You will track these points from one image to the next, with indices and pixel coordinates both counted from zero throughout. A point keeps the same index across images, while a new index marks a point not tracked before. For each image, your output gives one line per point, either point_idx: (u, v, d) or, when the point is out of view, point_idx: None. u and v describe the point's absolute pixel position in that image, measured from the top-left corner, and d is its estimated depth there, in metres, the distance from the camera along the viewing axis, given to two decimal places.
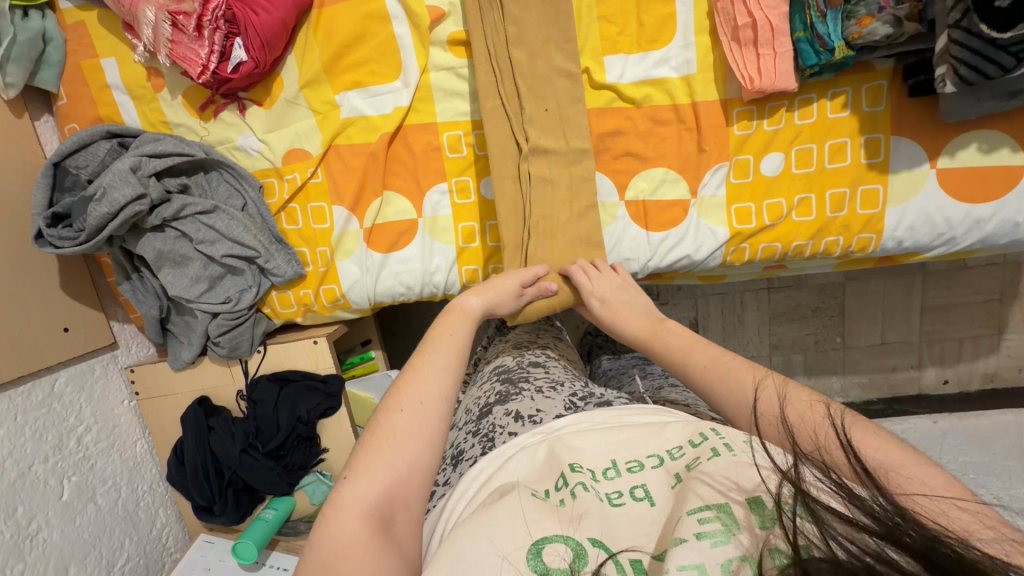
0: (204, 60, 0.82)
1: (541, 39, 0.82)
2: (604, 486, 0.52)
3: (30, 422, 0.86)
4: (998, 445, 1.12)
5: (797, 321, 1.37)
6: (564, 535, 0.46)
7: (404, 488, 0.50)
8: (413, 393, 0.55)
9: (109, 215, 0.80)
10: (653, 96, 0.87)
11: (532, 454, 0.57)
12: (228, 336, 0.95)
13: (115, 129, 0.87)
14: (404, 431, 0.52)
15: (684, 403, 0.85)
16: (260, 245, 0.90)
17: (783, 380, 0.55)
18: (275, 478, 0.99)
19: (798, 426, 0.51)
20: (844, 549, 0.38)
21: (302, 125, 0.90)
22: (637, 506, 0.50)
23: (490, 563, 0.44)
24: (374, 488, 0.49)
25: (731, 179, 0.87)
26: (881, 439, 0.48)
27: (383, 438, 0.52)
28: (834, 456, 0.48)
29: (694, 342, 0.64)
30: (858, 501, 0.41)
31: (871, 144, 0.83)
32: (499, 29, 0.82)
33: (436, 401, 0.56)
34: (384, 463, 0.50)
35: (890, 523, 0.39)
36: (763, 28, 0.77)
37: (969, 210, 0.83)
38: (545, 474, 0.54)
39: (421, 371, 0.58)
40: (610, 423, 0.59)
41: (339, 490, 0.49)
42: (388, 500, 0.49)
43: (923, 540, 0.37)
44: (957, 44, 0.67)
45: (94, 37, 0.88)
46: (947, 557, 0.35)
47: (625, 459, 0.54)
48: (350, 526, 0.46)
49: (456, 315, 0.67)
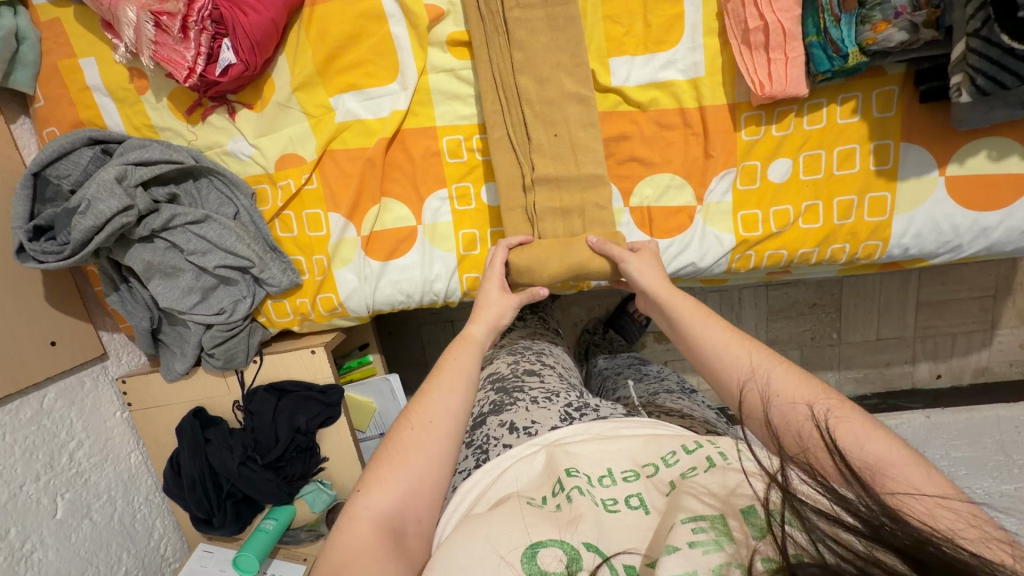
0: (190, 62, 0.77)
1: (550, 62, 0.80)
2: (600, 491, 0.50)
3: (20, 441, 0.83)
4: (988, 440, 1.13)
5: (795, 317, 1.37)
6: (559, 539, 0.44)
7: (416, 502, 0.49)
8: (425, 410, 0.54)
9: (95, 229, 0.76)
10: (659, 100, 0.84)
11: (530, 463, 0.55)
12: (224, 347, 0.93)
13: (98, 135, 0.83)
14: (417, 447, 0.51)
15: (679, 414, 0.84)
16: (254, 255, 0.87)
17: (766, 369, 0.52)
18: (275, 489, 0.97)
19: (782, 428, 0.49)
20: (833, 553, 0.37)
21: (295, 129, 0.86)
22: (631, 514, 0.48)
23: (487, 559, 0.42)
24: (384, 496, 0.48)
25: (737, 186, 0.86)
26: (870, 435, 0.45)
27: (395, 452, 0.51)
28: (820, 458, 0.46)
29: (701, 318, 0.61)
30: (845, 502, 0.40)
31: (880, 152, 0.82)
32: (505, 54, 0.80)
33: (445, 421, 0.54)
34: (398, 475, 0.49)
35: (875, 523, 0.38)
36: (775, 31, 0.75)
37: (976, 218, 0.82)
38: (543, 482, 0.52)
39: (433, 392, 0.56)
40: (607, 434, 0.58)
41: (353, 501, 0.48)
42: (400, 513, 0.48)
43: (910, 539, 0.36)
44: (976, 53, 0.66)
45: (72, 36, 0.83)
46: (935, 558, 0.35)
47: (620, 468, 0.52)
48: (360, 537, 0.45)
49: (471, 345, 0.64)
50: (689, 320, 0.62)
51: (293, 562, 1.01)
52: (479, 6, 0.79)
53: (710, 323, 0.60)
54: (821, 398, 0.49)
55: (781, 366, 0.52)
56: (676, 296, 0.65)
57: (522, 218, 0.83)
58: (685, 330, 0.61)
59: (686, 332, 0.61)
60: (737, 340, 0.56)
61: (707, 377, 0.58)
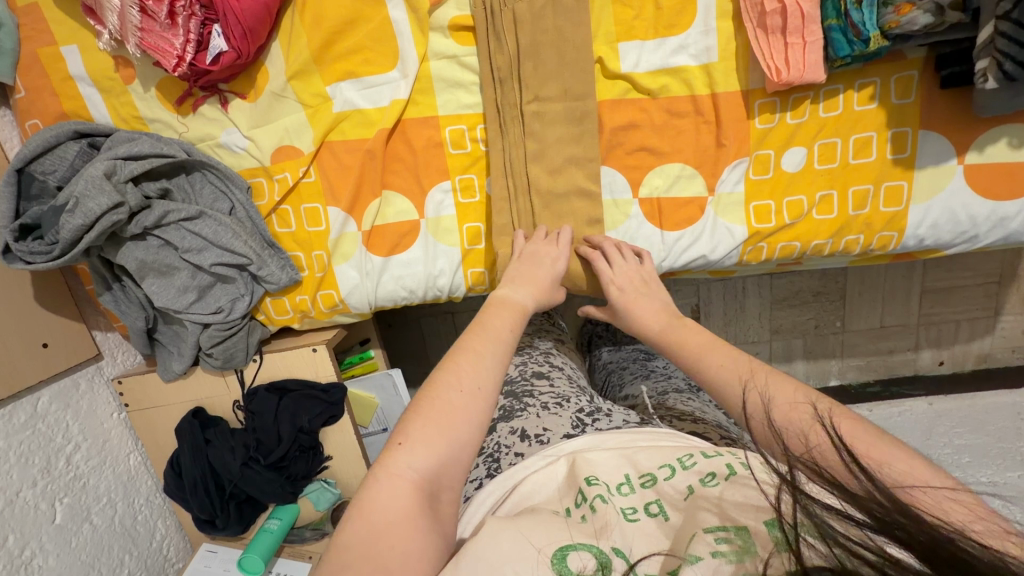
0: (179, 50, 0.74)
1: (563, 155, 0.82)
2: (620, 500, 0.47)
3: (15, 447, 0.81)
4: (992, 426, 1.12)
5: (799, 305, 1.36)
6: (589, 544, 0.42)
7: (456, 468, 0.47)
8: (473, 374, 0.52)
9: (84, 227, 0.73)
10: (670, 87, 0.81)
11: (550, 473, 0.53)
12: (222, 347, 0.90)
13: (83, 128, 0.80)
14: (462, 411, 0.49)
15: (690, 417, 0.79)
16: (252, 252, 0.84)
17: (766, 377, 0.52)
18: (279, 489, 0.96)
19: (785, 428, 0.48)
20: (846, 552, 0.35)
21: (291, 119, 0.82)
22: (651, 522, 0.45)
23: (501, 548, 0.41)
24: (431, 459, 0.46)
25: (751, 176, 0.83)
26: (884, 441, 0.44)
27: (438, 412, 0.49)
28: (827, 455, 0.45)
29: (702, 346, 0.59)
30: (855, 498, 0.39)
31: (897, 139, 0.79)
32: (520, 142, 0.82)
33: (490, 386, 0.52)
34: (441, 434, 0.47)
35: (887, 519, 0.36)
36: (793, 15, 0.72)
37: (994, 208, 0.80)
38: (566, 493, 0.50)
39: (479, 351, 0.55)
40: (622, 440, 0.56)
41: (391, 457, 0.46)
42: (437, 477, 0.45)
43: (925, 537, 0.34)
44: (1005, 37, 0.63)
45: (51, 22, 0.79)
46: (948, 552, 0.33)
47: (637, 474, 0.50)
48: (401, 497, 0.43)
49: (505, 310, 0.64)
50: (697, 341, 0.61)
51: (299, 560, 1.00)
52: (501, 87, 0.80)
53: (707, 351, 0.58)
54: (821, 400, 0.49)
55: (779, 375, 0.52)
56: (674, 323, 0.67)
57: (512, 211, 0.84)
58: (685, 347, 0.61)
59: (684, 356, 0.60)
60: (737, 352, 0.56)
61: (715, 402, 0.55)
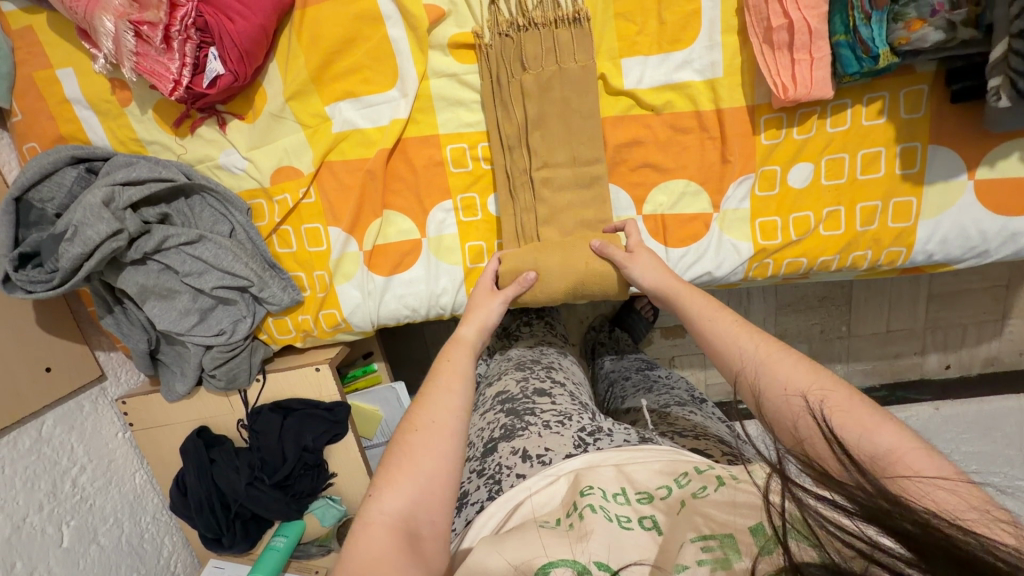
0: (175, 74, 0.73)
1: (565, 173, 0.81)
2: (614, 508, 0.46)
3: (20, 472, 0.81)
4: (998, 432, 1.11)
5: (804, 311, 1.34)
6: (571, 559, 0.41)
7: (430, 502, 0.46)
8: (427, 412, 0.52)
9: (84, 255, 0.73)
10: (674, 102, 0.79)
11: (552, 492, 0.51)
12: (225, 367, 0.90)
13: (81, 154, 0.79)
14: (423, 448, 0.49)
15: (693, 433, 0.78)
16: (253, 274, 0.83)
17: (765, 359, 0.50)
18: (285, 508, 0.96)
19: (774, 417, 0.47)
20: (837, 552, 0.34)
21: (290, 140, 0.81)
22: (643, 535, 0.44)
23: (497, 568, 0.41)
24: (400, 499, 0.46)
25: (756, 192, 0.82)
26: (878, 425, 0.42)
27: (399, 457, 0.49)
28: (817, 449, 0.44)
29: (712, 310, 0.57)
30: (843, 486, 0.38)
31: (906, 154, 0.78)
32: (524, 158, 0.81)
33: (450, 418, 0.52)
34: (409, 476, 0.47)
35: (876, 508, 0.35)
36: (800, 30, 0.70)
37: (1005, 223, 0.78)
38: (558, 508, 0.49)
39: (430, 395, 0.54)
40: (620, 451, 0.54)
41: (365, 508, 0.46)
42: (413, 514, 0.45)
43: (915, 526, 0.33)
44: (1019, 54, 0.61)
45: (47, 45, 0.78)
46: (938, 544, 0.31)
47: (634, 490, 0.49)
48: (378, 540, 0.43)
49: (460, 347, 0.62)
50: (703, 315, 0.58)
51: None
52: (501, 103, 0.79)
53: (718, 317, 0.56)
54: (817, 389, 0.46)
55: (786, 355, 0.49)
56: (677, 289, 0.64)
57: (511, 230, 0.83)
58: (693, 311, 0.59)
59: (694, 317, 0.59)
60: (743, 327, 0.54)
61: (717, 365, 0.54)
